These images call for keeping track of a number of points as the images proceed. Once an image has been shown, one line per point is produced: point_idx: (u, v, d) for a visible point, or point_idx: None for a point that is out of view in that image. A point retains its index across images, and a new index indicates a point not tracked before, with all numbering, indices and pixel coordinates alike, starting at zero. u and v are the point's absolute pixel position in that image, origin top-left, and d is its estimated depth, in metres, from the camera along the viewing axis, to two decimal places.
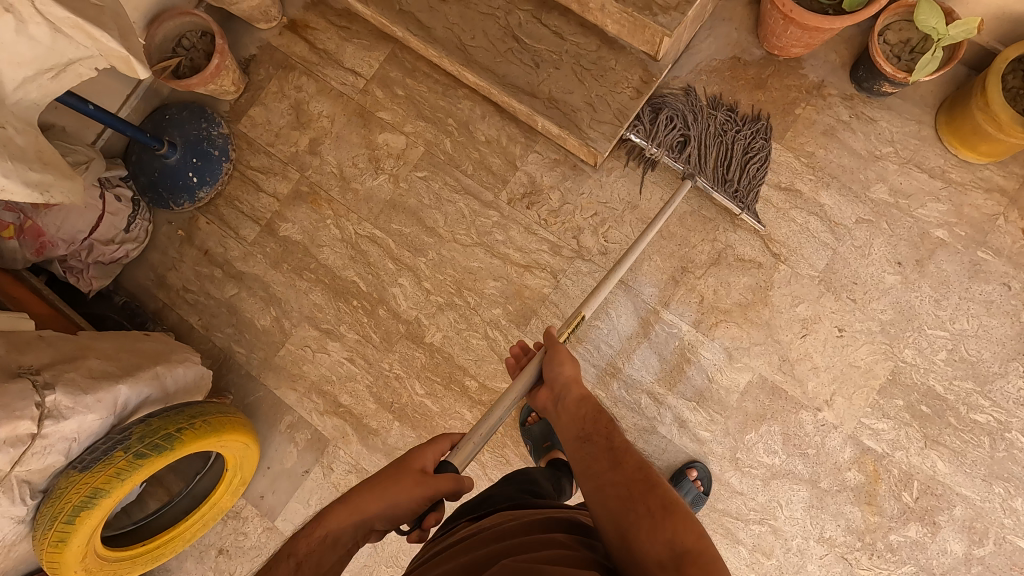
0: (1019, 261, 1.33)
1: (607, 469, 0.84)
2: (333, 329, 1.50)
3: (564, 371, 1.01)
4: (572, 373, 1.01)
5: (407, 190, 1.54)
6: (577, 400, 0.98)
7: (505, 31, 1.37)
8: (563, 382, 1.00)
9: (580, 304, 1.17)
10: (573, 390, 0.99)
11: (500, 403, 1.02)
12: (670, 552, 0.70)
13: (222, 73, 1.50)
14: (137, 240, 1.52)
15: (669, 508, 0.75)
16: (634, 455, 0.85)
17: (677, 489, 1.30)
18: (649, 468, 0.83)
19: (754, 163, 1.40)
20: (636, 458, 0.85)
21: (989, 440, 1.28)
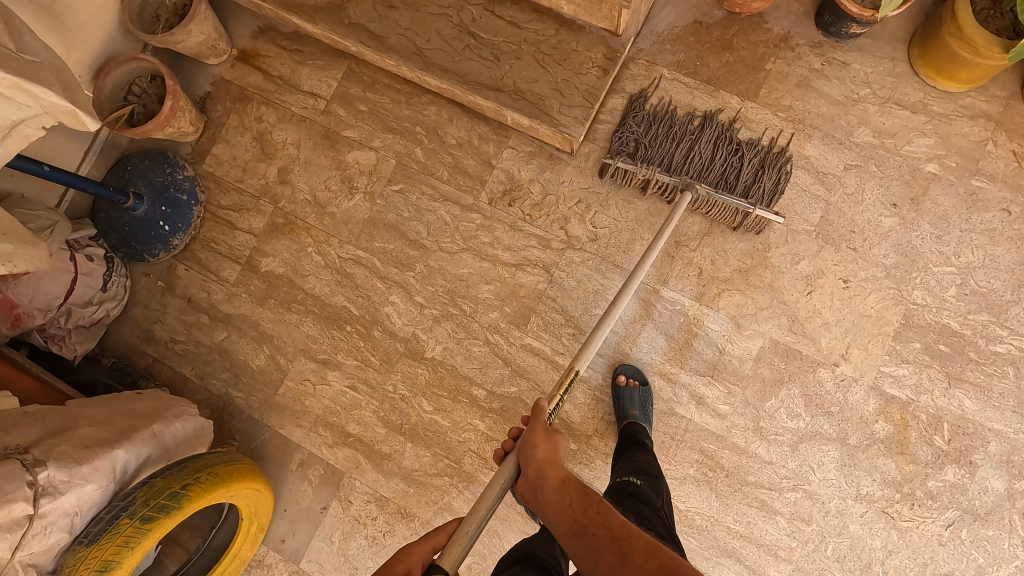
0: (1015, 183, 1.30)
1: (613, 567, 0.74)
2: (331, 358, 1.46)
3: (534, 456, 0.91)
4: (550, 452, 0.92)
5: (385, 206, 1.50)
6: (557, 482, 0.87)
7: (460, 29, 1.33)
8: (535, 467, 0.90)
9: (574, 359, 1.12)
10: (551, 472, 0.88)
11: (478, 505, 0.88)
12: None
13: (179, 114, 1.45)
14: (116, 298, 1.48)
15: None
16: (639, 538, 0.76)
17: (621, 400, 1.30)
18: (661, 554, 0.73)
19: (761, 177, 1.34)
20: (645, 539, 0.76)
21: (1013, 370, 1.25)
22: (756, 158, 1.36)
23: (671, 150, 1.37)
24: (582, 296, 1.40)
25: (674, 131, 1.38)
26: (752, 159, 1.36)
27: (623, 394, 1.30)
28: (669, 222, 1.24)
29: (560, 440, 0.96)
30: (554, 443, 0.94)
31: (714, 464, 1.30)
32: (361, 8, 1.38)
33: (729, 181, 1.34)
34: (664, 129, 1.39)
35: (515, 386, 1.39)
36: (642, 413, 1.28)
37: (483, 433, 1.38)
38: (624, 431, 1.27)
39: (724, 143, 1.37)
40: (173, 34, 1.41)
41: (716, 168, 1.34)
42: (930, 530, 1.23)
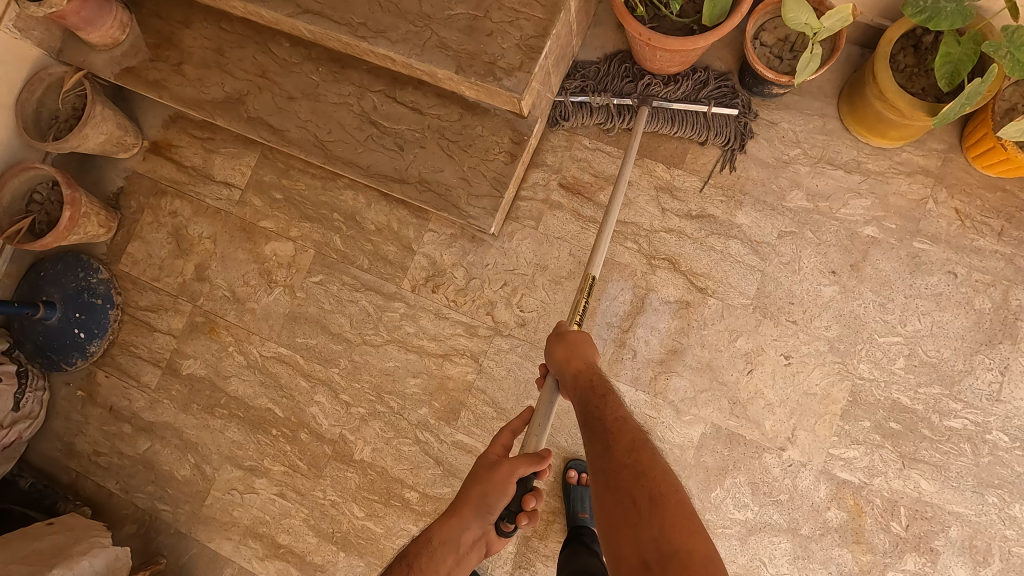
0: (960, 244, 1.22)
1: (600, 454, 0.84)
2: (257, 465, 1.39)
3: (557, 356, 1.00)
4: (575, 353, 0.98)
5: (306, 299, 1.43)
6: (574, 380, 0.95)
7: (361, 117, 1.26)
8: (560, 366, 0.99)
9: (586, 265, 1.10)
10: (571, 373, 0.96)
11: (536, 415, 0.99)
12: (657, 553, 0.70)
13: (82, 221, 1.39)
14: (31, 415, 1.42)
15: (655, 501, 0.74)
16: (625, 436, 0.83)
17: (571, 501, 1.25)
18: (639, 451, 0.81)
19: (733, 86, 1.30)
20: (631, 436, 0.83)
21: (971, 447, 1.17)
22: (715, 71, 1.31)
23: (627, 80, 1.32)
24: (512, 387, 1.32)
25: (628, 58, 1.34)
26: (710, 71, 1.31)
27: (574, 493, 1.25)
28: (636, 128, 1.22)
29: (591, 338, 1.01)
30: (580, 345, 1.00)
31: None
32: (260, 100, 1.32)
33: (690, 96, 1.30)
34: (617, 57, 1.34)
35: (448, 487, 1.31)
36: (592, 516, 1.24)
37: None
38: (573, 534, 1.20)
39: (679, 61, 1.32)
40: (67, 140, 1.34)
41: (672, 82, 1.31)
42: None
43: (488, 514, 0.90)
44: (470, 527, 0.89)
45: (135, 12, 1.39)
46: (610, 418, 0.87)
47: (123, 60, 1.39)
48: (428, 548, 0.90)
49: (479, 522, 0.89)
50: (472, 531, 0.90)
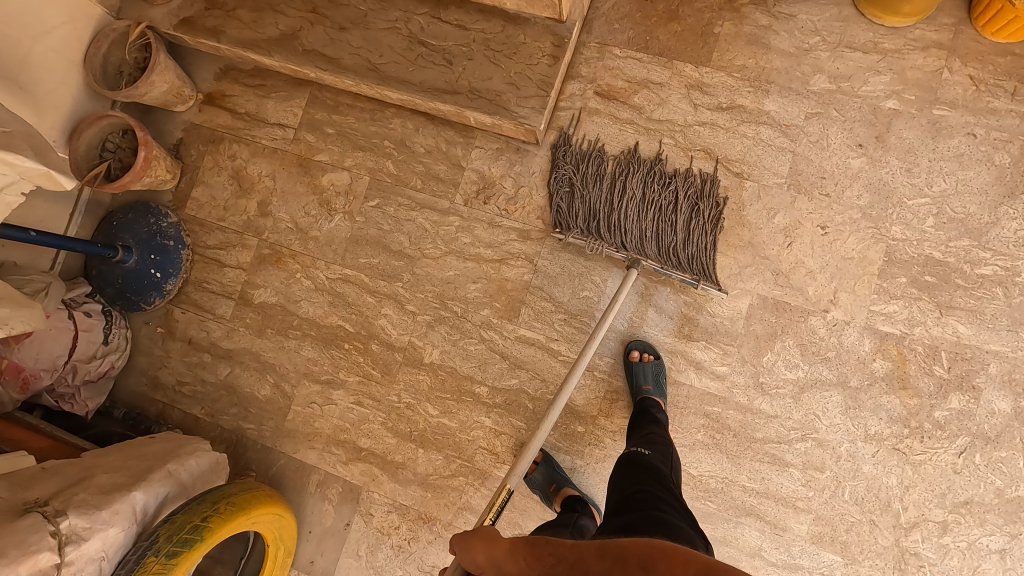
0: (976, 106, 1.30)
1: None
2: (333, 377, 1.49)
3: (474, 558, 0.80)
4: (489, 533, 0.84)
5: (365, 222, 1.53)
6: (507, 552, 0.80)
7: (410, 39, 1.36)
8: (484, 566, 0.79)
9: (507, 475, 1.06)
10: (498, 551, 0.80)
11: None
12: None
13: (153, 163, 1.49)
14: (119, 349, 1.52)
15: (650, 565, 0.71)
16: (589, 548, 0.76)
17: (634, 375, 1.32)
18: (606, 547, 0.75)
19: (704, 212, 1.37)
20: (590, 545, 0.77)
21: (1002, 290, 1.26)
22: (681, 174, 1.40)
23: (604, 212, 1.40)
24: (568, 281, 1.42)
25: (609, 182, 1.42)
26: (685, 195, 1.39)
27: (636, 369, 1.32)
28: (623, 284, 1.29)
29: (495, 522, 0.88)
30: (485, 530, 0.85)
31: (720, 426, 1.32)
32: (313, 34, 1.42)
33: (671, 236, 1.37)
34: (600, 180, 1.42)
35: (515, 378, 1.41)
36: (655, 388, 1.31)
37: (492, 428, 1.40)
38: (639, 406, 1.29)
39: (657, 191, 1.40)
40: (136, 87, 1.45)
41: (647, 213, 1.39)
42: (944, 460, 1.23)
43: None
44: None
45: None
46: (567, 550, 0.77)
47: (180, 12, 1.50)
48: None
49: None
50: None
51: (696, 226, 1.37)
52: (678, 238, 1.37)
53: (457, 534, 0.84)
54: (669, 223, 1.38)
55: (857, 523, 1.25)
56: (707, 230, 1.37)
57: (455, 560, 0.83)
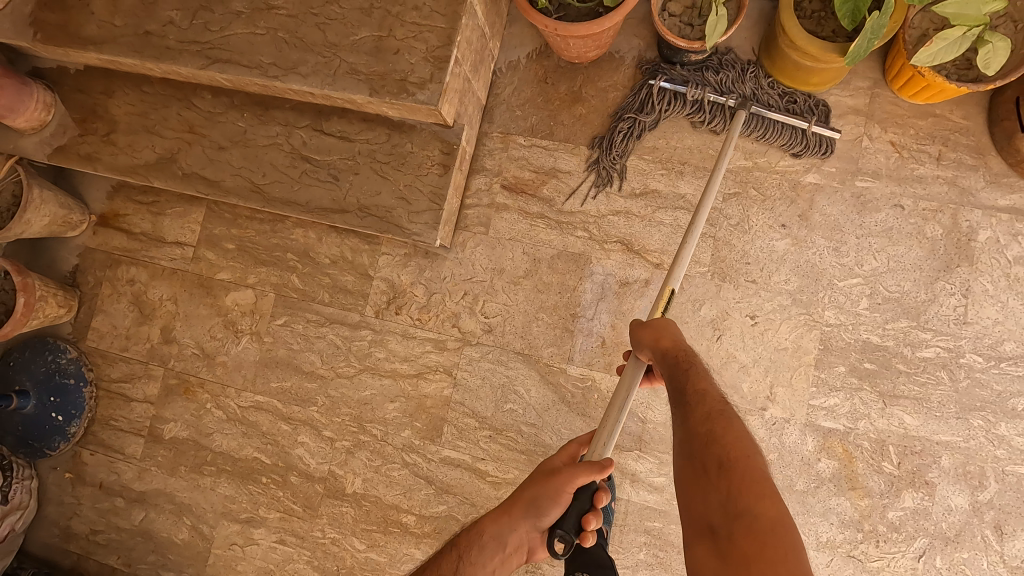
0: (901, 175, 1.22)
1: (681, 424, 0.87)
2: (252, 516, 1.38)
3: (641, 343, 1.01)
4: (663, 335, 0.98)
5: (274, 343, 1.43)
6: (661, 357, 0.96)
7: (293, 155, 1.27)
8: (650, 351, 0.99)
9: (666, 278, 1.09)
10: (660, 352, 0.97)
11: (616, 400, 1.02)
12: (723, 515, 0.74)
13: (39, 304, 1.39)
14: (22, 506, 1.41)
15: (724, 466, 0.78)
16: (705, 404, 0.86)
17: None
18: (714, 420, 0.83)
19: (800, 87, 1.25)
20: (711, 404, 0.86)
21: (947, 374, 1.16)
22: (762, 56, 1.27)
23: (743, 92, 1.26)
24: (490, 393, 1.32)
25: (696, 67, 1.28)
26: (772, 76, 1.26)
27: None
28: (730, 137, 1.14)
29: (674, 325, 1.01)
30: (665, 328, 1.00)
31: (663, 542, 1.22)
32: (191, 156, 1.32)
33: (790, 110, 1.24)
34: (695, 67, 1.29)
35: (443, 504, 1.30)
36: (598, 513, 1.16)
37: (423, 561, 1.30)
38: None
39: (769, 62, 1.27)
40: (10, 228, 1.35)
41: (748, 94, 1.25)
42: (903, 565, 1.14)
43: (539, 516, 1.00)
44: (520, 524, 1.01)
45: (58, 91, 1.40)
46: (689, 392, 0.88)
47: (53, 140, 1.40)
48: (476, 541, 1.02)
49: (527, 522, 1.01)
50: (520, 529, 1.02)
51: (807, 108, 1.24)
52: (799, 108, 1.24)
53: (639, 323, 1.04)
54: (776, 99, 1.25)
55: None
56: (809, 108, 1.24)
57: (638, 353, 1.03)
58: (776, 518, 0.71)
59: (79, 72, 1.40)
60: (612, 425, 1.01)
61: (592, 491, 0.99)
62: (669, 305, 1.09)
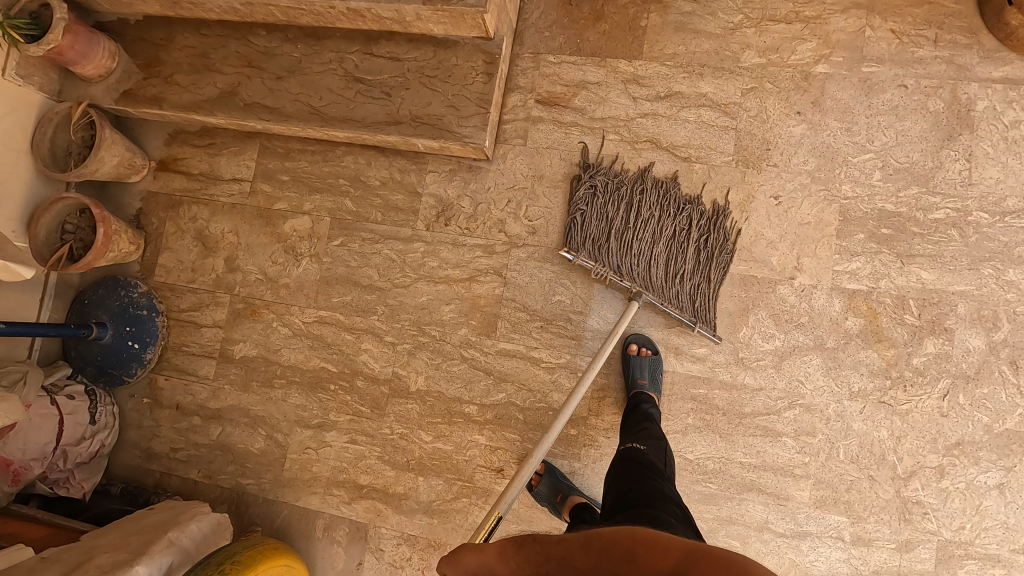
0: (902, 58, 1.34)
1: None
2: (324, 420, 1.49)
3: (467, 569, 0.78)
4: (474, 541, 0.80)
5: (332, 262, 1.54)
6: (497, 560, 0.77)
7: (347, 78, 1.39)
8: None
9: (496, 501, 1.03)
10: (488, 556, 0.77)
11: None
12: None
13: (115, 237, 1.49)
14: (108, 427, 1.51)
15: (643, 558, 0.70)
16: (573, 540, 0.76)
17: (630, 368, 1.33)
18: (589, 537, 0.75)
19: (703, 253, 1.36)
20: (576, 537, 0.76)
21: (957, 231, 1.28)
22: (683, 219, 1.38)
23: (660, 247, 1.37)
24: (538, 289, 1.43)
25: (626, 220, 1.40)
26: (686, 237, 1.37)
27: (633, 363, 1.33)
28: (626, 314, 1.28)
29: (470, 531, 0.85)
30: (462, 543, 0.81)
31: (709, 406, 1.33)
32: (251, 88, 1.44)
33: (691, 275, 1.36)
34: (614, 241, 1.40)
35: (502, 392, 1.41)
36: (650, 383, 1.32)
37: (487, 446, 1.41)
38: (633, 399, 1.30)
39: (671, 249, 1.38)
40: (86, 165, 1.46)
41: (650, 279, 1.37)
42: (929, 405, 1.25)
43: None
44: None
45: (121, 41, 1.52)
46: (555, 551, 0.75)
47: (120, 86, 1.52)
48: None
49: None
50: None
51: (697, 304, 1.35)
52: (699, 280, 1.36)
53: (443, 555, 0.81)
54: (683, 266, 1.36)
55: (857, 481, 1.25)
56: (704, 287, 1.35)
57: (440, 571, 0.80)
58: (685, 547, 0.70)
59: (139, 22, 1.52)
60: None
61: None
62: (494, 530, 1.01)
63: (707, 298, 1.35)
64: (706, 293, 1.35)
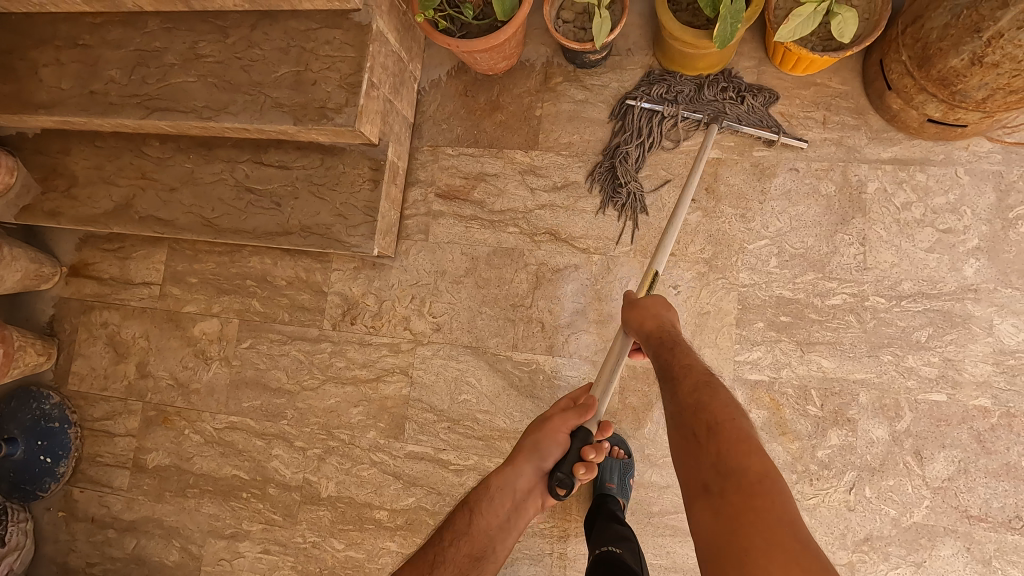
0: (792, 141, 1.33)
1: (670, 402, 0.91)
2: (237, 530, 1.46)
3: (631, 323, 1.08)
4: (647, 314, 1.05)
5: (241, 365, 1.52)
6: (646, 338, 1.03)
7: (238, 187, 1.38)
8: (635, 330, 1.06)
9: (650, 264, 1.18)
10: (647, 324, 1.04)
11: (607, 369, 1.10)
12: (716, 477, 0.77)
13: (17, 354, 1.47)
14: (20, 546, 1.49)
15: (715, 428, 0.82)
16: (694, 374, 0.91)
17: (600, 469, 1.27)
18: (706, 386, 0.89)
19: (723, 81, 1.35)
20: (699, 375, 0.91)
21: (855, 317, 1.26)
22: (681, 79, 1.36)
23: (692, 99, 1.35)
24: (445, 387, 1.41)
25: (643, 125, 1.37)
26: (702, 81, 1.35)
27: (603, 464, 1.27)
28: (703, 147, 1.24)
29: (662, 302, 1.08)
30: (652, 307, 1.06)
31: None
32: (146, 200, 1.43)
33: (733, 102, 1.34)
34: (651, 87, 1.37)
35: (412, 496, 1.39)
36: (619, 485, 1.26)
37: (399, 553, 1.38)
38: (598, 502, 1.24)
39: (707, 80, 1.35)
40: None
41: (706, 110, 1.34)
42: (836, 499, 1.22)
43: (541, 461, 1.04)
44: (528, 473, 1.04)
45: (19, 155, 1.51)
46: (676, 367, 0.94)
47: (19, 200, 1.50)
48: (467, 512, 1.05)
49: (524, 473, 1.04)
50: (525, 477, 1.04)
51: (759, 118, 1.33)
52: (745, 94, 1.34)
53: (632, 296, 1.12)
54: (719, 99, 1.34)
55: None
56: (753, 96, 1.33)
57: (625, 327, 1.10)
58: (762, 468, 0.76)
59: (36, 135, 1.51)
60: (607, 380, 1.09)
61: (586, 438, 1.03)
62: (652, 287, 1.17)
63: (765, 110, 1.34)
64: (761, 103, 1.33)
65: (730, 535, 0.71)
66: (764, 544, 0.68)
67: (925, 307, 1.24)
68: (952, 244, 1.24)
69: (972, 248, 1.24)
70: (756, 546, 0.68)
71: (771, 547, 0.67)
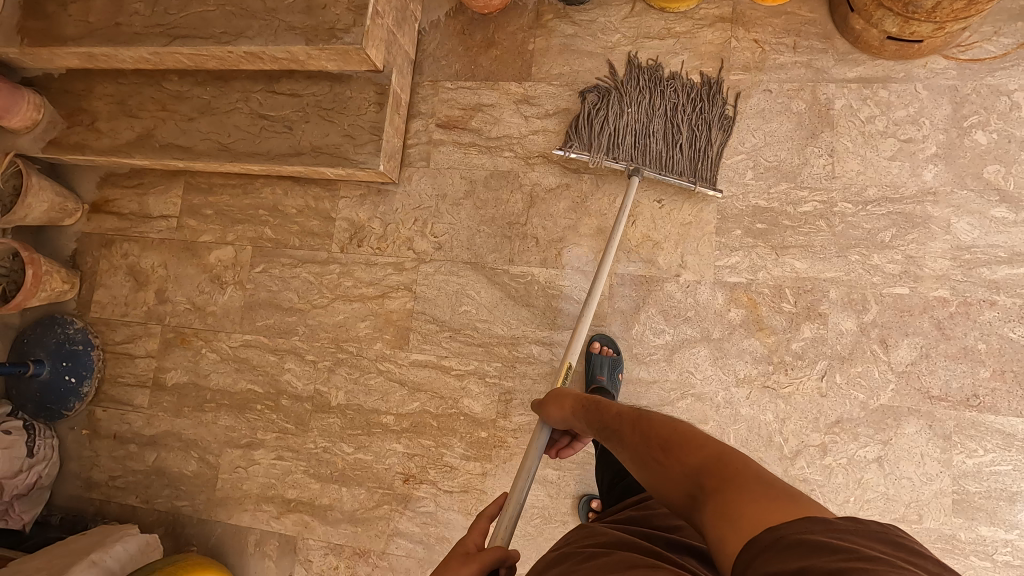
0: (765, 65, 1.44)
1: (620, 450, 0.83)
2: (252, 439, 1.55)
3: (555, 418, 1.05)
4: (562, 397, 1.06)
5: (255, 288, 1.62)
6: (575, 413, 1.00)
7: (252, 115, 1.48)
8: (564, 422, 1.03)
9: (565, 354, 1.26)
10: (570, 408, 1.02)
11: (528, 460, 1.06)
12: (694, 482, 0.66)
13: (45, 277, 1.57)
14: (47, 458, 1.58)
15: (665, 444, 0.74)
16: (624, 414, 0.88)
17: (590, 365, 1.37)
18: (642, 416, 0.84)
19: (704, 103, 1.42)
20: (630, 416, 0.86)
21: (824, 222, 1.36)
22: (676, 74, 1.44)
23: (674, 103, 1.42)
24: (446, 300, 1.51)
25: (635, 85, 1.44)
26: (688, 93, 1.43)
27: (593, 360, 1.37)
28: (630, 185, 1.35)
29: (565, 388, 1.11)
30: (561, 392, 1.08)
31: None
32: (166, 129, 1.53)
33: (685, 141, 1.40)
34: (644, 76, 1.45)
35: (417, 400, 1.48)
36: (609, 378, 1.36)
37: (405, 453, 1.47)
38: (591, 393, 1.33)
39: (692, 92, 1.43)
40: (14, 212, 1.54)
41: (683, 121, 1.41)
42: (808, 386, 1.32)
43: None
44: None
45: (45, 94, 1.61)
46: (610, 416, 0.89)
47: (45, 136, 1.61)
48: None
49: None
50: None
51: (693, 168, 1.39)
52: (699, 142, 1.40)
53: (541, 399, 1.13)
54: (689, 126, 1.41)
55: None
56: (703, 145, 1.40)
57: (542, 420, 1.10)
58: (719, 449, 0.68)
59: (62, 75, 1.61)
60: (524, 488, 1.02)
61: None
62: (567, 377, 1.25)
63: (704, 168, 1.40)
64: (706, 155, 1.40)
65: (727, 509, 0.58)
66: (754, 499, 0.57)
67: (888, 210, 1.34)
68: (912, 152, 1.35)
69: (930, 155, 1.34)
70: (745, 510, 0.56)
71: (750, 500, 0.57)
